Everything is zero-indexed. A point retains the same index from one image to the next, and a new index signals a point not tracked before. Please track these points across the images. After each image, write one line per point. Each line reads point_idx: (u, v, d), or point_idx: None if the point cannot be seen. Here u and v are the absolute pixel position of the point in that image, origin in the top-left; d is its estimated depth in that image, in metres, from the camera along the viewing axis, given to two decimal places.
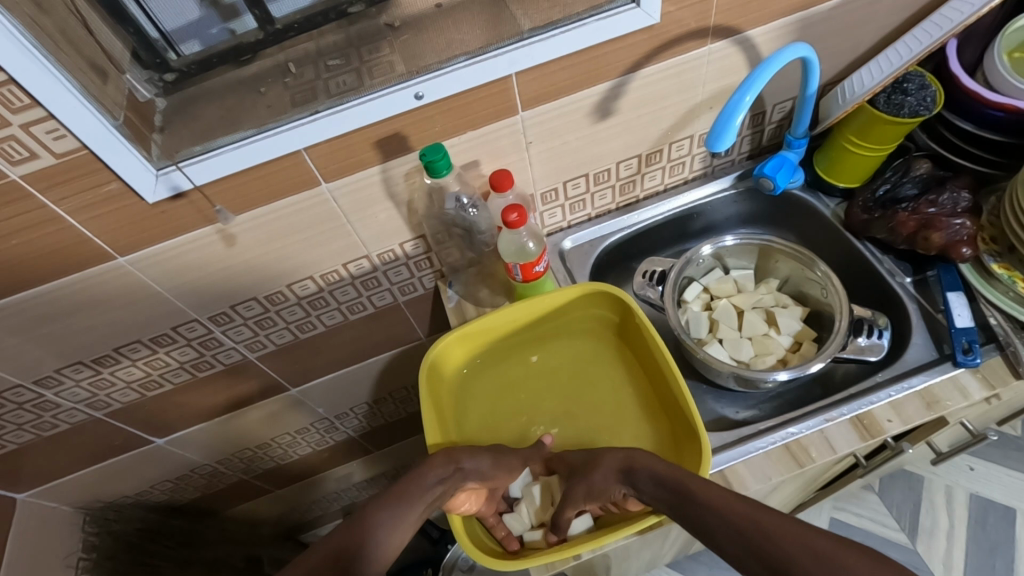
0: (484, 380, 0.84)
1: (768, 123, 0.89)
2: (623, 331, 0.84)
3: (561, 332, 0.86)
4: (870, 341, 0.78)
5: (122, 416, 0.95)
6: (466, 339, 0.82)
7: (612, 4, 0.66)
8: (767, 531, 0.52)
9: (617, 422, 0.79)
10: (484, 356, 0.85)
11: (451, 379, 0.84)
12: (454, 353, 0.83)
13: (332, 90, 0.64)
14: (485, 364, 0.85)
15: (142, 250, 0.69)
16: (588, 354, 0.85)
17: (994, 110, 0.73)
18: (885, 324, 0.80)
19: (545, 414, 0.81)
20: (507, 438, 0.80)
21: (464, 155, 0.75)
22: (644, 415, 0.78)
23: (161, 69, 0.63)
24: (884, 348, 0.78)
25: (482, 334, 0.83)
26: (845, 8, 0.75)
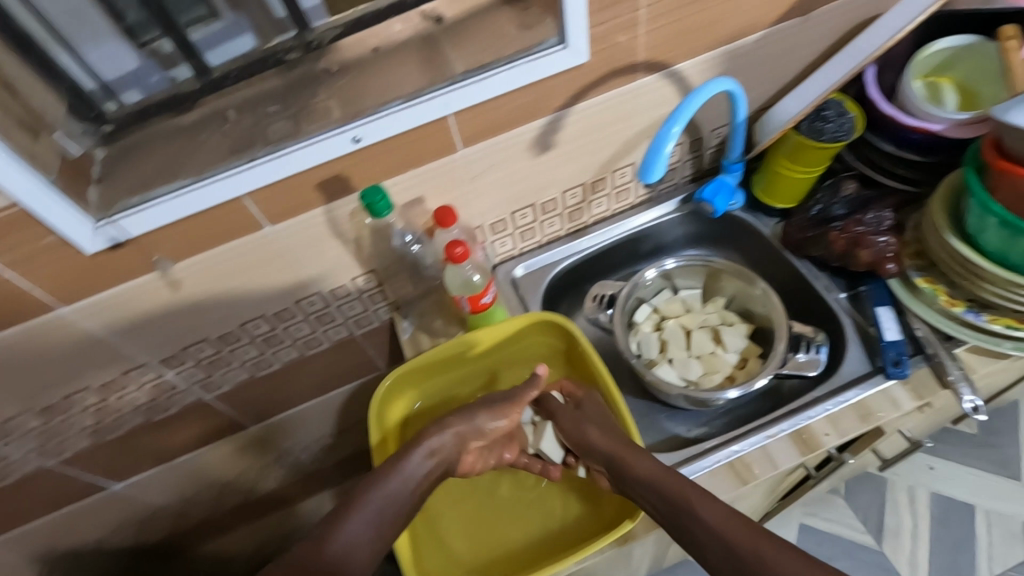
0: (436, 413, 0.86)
1: (706, 148, 0.92)
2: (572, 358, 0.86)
3: (510, 361, 0.88)
4: (808, 356, 0.82)
5: (76, 463, 0.93)
6: (415, 373, 0.83)
7: (542, 45, 0.68)
8: (763, 555, 0.56)
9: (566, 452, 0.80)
10: (434, 390, 0.86)
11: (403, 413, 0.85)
12: (406, 388, 0.84)
13: (270, 137, 0.66)
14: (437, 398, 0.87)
15: (84, 299, 0.69)
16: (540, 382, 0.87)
17: (911, 132, 0.77)
18: (823, 340, 0.83)
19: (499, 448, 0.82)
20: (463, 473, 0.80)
21: (407, 193, 0.76)
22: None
23: (97, 122, 0.65)
24: (822, 363, 0.81)
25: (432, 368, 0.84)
26: (765, 41, 0.79)
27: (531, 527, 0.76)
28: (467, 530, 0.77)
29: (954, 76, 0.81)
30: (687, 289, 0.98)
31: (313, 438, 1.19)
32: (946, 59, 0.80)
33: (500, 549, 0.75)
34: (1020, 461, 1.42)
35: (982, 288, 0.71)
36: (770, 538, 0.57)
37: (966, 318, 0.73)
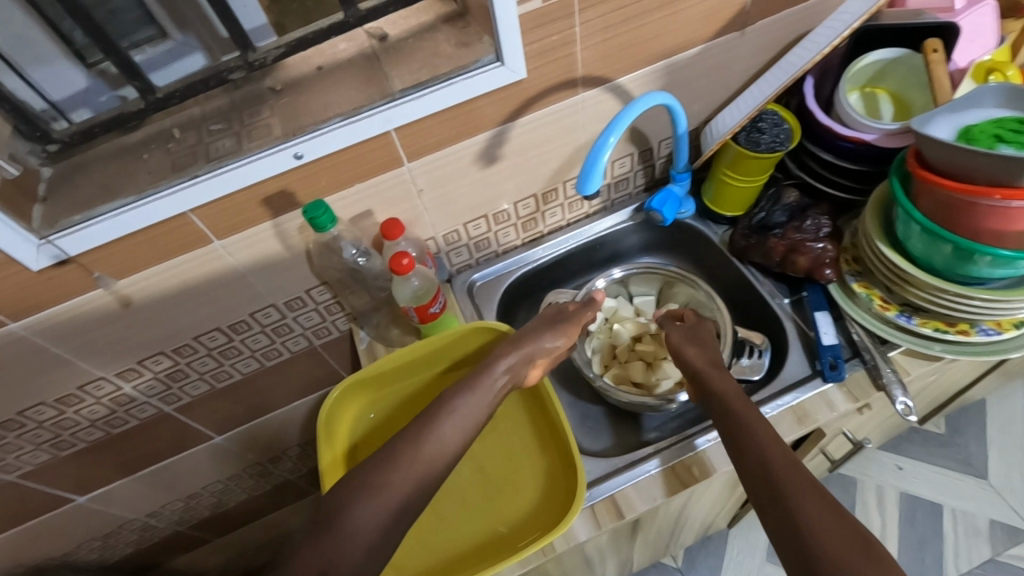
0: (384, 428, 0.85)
1: (657, 158, 0.95)
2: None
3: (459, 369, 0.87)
4: (752, 360, 0.83)
5: (37, 478, 0.94)
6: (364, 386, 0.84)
7: (478, 63, 0.70)
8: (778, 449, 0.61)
9: (518, 461, 0.79)
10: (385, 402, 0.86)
11: (351, 427, 0.85)
12: (353, 400, 0.85)
13: (211, 154, 0.67)
14: (384, 412, 0.86)
15: (32, 315, 0.70)
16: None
17: (845, 142, 0.80)
18: (764, 344, 0.85)
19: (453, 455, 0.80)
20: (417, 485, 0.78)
21: (355, 207, 0.78)
22: (539, 448, 0.80)
23: (42, 141, 0.66)
24: (765, 366, 0.83)
25: (378, 379, 0.85)
26: (704, 55, 0.81)
27: (476, 534, 0.75)
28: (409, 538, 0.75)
29: (888, 86, 0.84)
30: (641, 296, 1.00)
31: (281, 449, 1.20)
32: (879, 70, 0.82)
33: (444, 558, 0.73)
34: (985, 459, 1.45)
35: (912, 293, 0.73)
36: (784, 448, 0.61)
37: (898, 322, 0.75)
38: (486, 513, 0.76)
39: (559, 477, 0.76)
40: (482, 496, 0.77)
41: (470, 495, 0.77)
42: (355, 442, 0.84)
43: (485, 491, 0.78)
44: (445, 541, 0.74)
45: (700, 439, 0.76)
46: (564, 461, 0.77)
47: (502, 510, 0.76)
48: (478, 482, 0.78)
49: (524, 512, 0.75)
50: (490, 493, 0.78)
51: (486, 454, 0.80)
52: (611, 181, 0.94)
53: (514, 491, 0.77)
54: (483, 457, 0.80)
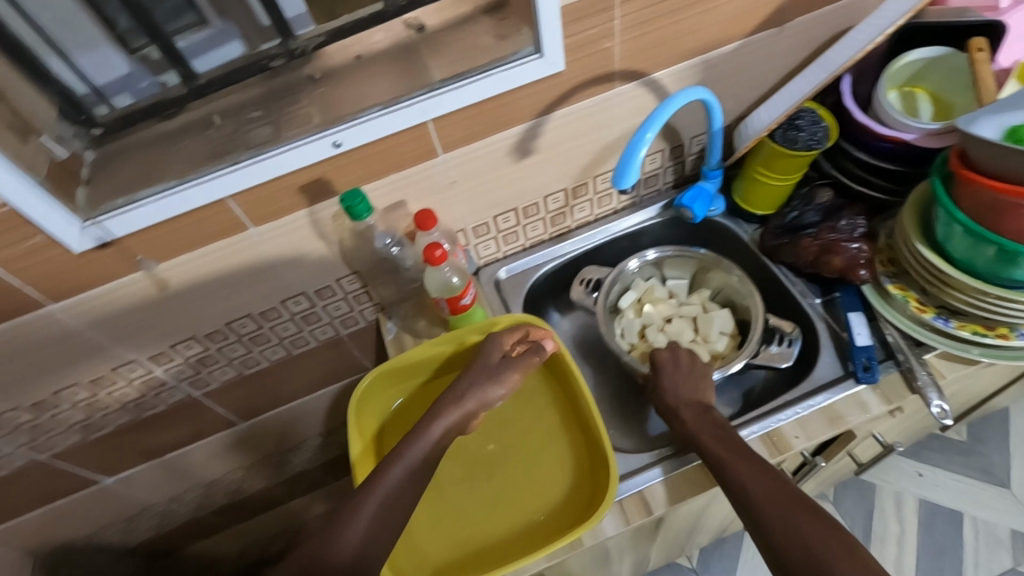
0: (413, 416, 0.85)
1: (687, 155, 0.94)
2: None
3: None
4: (781, 349, 0.83)
5: (66, 459, 0.95)
6: (395, 371, 0.85)
7: (517, 55, 0.70)
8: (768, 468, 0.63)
9: (543, 456, 0.79)
10: (414, 391, 0.86)
11: (381, 414, 0.85)
12: (383, 388, 0.85)
13: (251, 142, 0.67)
14: (414, 399, 0.86)
15: (72, 297, 0.71)
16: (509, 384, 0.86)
17: (883, 142, 0.79)
18: (796, 333, 0.84)
19: (478, 448, 0.81)
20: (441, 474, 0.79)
21: (388, 197, 0.78)
22: (566, 444, 0.79)
23: (87, 125, 0.67)
24: (795, 355, 0.83)
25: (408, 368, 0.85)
26: (742, 51, 0.80)
27: (499, 526, 0.75)
28: (432, 529, 0.75)
29: (928, 86, 0.83)
30: (674, 279, 0.99)
31: (301, 437, 1.21)
32: (918, 69, 0.81)
33: (468, 548, 0.74)
34: (1007, 469, 1.42)
35: (950, 295, 0.72)
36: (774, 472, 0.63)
37: (934, 324, 0.74)
38: (508, 506, 0.76)
39: (586, 472, 0.76)
40: (505, 490, 0.77)
41: (493, 488, 0.78)
42: (383, 429, 0.84)
43: (509, 485, 0.78)
44: (468, 532, 0.75)
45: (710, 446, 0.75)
46: (591, 459, 0.77)
47: (526, 504, 0.76)
48: (500, 476, 0.79)
49: (547, 507, 0.76)
50: (512, 487, 0.78)
51: (510, 447, 0.81)
52: (641, 177, 0.94)
53: (537, 487, 0.77)
54: (509, 450, 0.80)
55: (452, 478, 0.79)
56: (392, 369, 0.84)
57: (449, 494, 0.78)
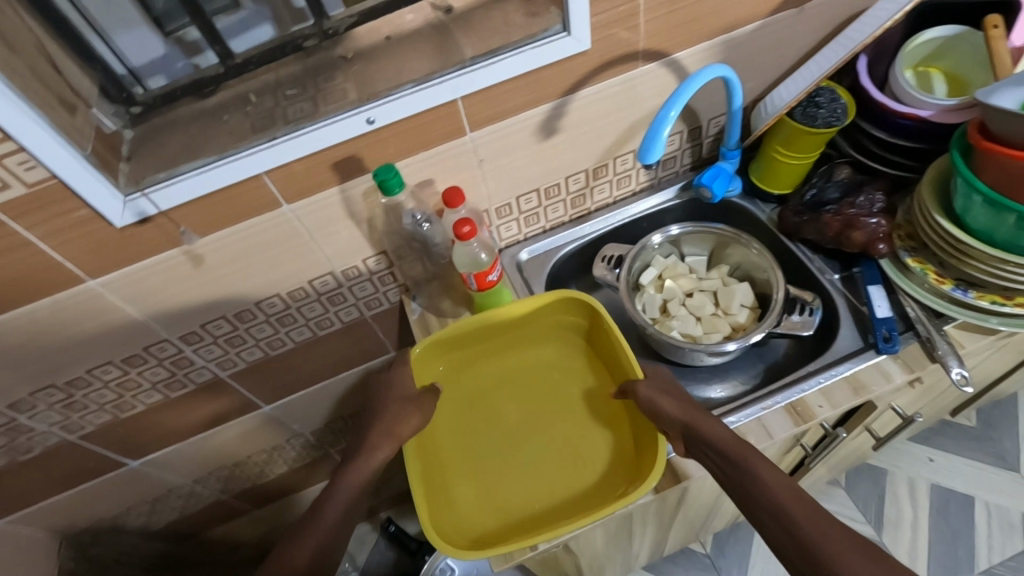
0: (458, 388, 0.87)
1: (705, 137, 0.96)
2: (583, 330, 0.88)
3: (533, 339, 0.89)
4: (803, 317, 0.84)
5: (95, 440, 0.96)
6: (445, 342, 0.85)
7: (546, 32, 0.71)
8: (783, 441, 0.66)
9: (584, 434, 0.82)
10: (460, 363, 0.88)
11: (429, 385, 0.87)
12: (433, 358, 0.86)
13: (289, 117, 0.69)
14: (461, 371, 0.88)
15: (111, 272, 0.73)
16: (556, 362, 0.88)
17: (902, 119, 0.80)
18: (817, 303, 0.85)
19: (519, 425, 0.83)
20: (485, 448, 0.82)
21: (417, 175, 0.80)
22: (607, 425, 0.82)
23: (127, 103, 0.69)
24: (816, 324, 0.84)
25: (459, 340, 0.86)
26: (762, 32, 0.82)
27: (540, 499, 0.77)
28: (476, 499, 0.78)
29: (944, 65, 0.85)
30: (693, 255, 1.00)
31: (322, 422, 1.22)
32: (935, 49, 0.83)
33: (509, 519, 0.76)
34: (1019, 453, 1.43)
35: (970, 266, 0.74)
36: None
37: (954, 295, 0.75)
38: (550, 479, 0.78)
39: (627, 454, 0.79)
40: (547, 464, 0.80)
41: (537, 462, 0.80)
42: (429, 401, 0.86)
43: (551, 460, 0.80)
44: (511, 506, 0.77)
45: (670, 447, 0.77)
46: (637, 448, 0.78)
47: (566, 480, 0.78)
48: (543, 451, 0.81)
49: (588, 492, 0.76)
50: (553, 464, 0.80)
51: (554, 429, 0.83)
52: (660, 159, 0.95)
53: (578, 463, 0.79)
54: (552, 426, 0.83)
55: (496, 453, 0.81)
56: (444, 340, 0.85)
57: (492, 466, 0.80)
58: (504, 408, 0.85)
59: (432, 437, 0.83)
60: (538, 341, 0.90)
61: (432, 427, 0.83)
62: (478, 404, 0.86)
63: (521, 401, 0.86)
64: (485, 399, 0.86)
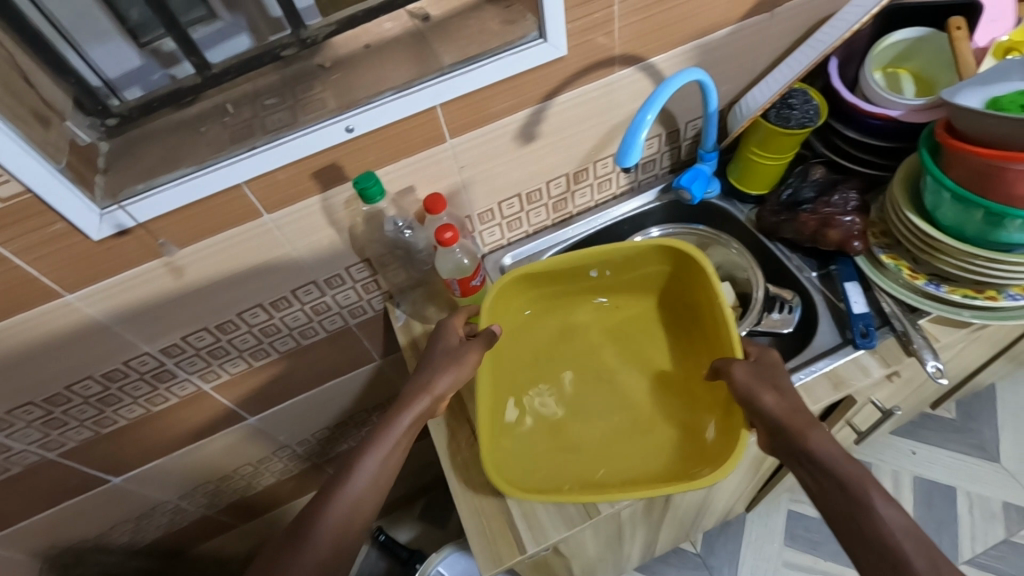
0: (544, 327, 0.95)
1: (683, 139, 0.97)
2: (684, 300, 0.92)
3: (626, 290, 0.95)
4: (782, 315, 0.88)
5: (75, 457, 0.95)
6: (545, 280, 0.91)
7: (523, 39, 0.72)
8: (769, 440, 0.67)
9: (660, 399, 0.86)
10: (550, 304, 0.95)
11: (520, 317, 0.94)
12: (530, 294, 0.93)
13: (268, 127, 0.69)
14: (550, 311, 0.96)
15: (88, 286, 0.72)
16: (644, 323, 0.94)
17: (872, 119, 0.82)
18: (796, 300, 0.89)
19: (593, 372, 0.90)
20: (558, 399, 0.88)
21: (399, 182, 0.80)
22: (683, 397, 0.86)
23: (102, 115, 0.68)
24: (796, 321, 0.87)
25: (562, 279, 0.92)
26: (735, 36, 0.84)
27: (602, 448, 0.82)
28: (538, 444, 0.83)
29: (912, 66, 0.87)
30: None
31: (308, 432, 1.22)
32: (902, 51, 0.85)
33: (568, 463, 0.81)
34: (998, 444, 1.46)
35: (941, 261, 0.75)
36: (778, 436, 0.67)
37: (927, 290, 0.77)
38: (619, 435, 0.83)
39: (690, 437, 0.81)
40: (620, 421, 0.85)
41: (612, 415, 0.85)
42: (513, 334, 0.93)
43: (625, 418, 0.85)
44: (570, 464, 0.81)
45: None
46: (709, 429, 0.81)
47: (630, 440, 0.83)
48: (617, 406, 0.86)
49: (648, 457, 0.80)
50: (627, 420, 0.85)
51: (636, 387, 0.88)
52: (640, 162, 0.97)
53: (648, 427, 0.84)
54: (626, 381, 0.89)
55: (570, 407, 0.87)
56: (547, 276, 0.90)
57: (564, 416, 0.86)
58: (585, 356, 0.92)
59: (509, 371, 0.89)
60: (643, 297, 0.96)
61: (509, 362, 0.90)
62: (559, 350, 0.93)
63: (604, 359, 0.91)
64: (568, 345, 0.93)
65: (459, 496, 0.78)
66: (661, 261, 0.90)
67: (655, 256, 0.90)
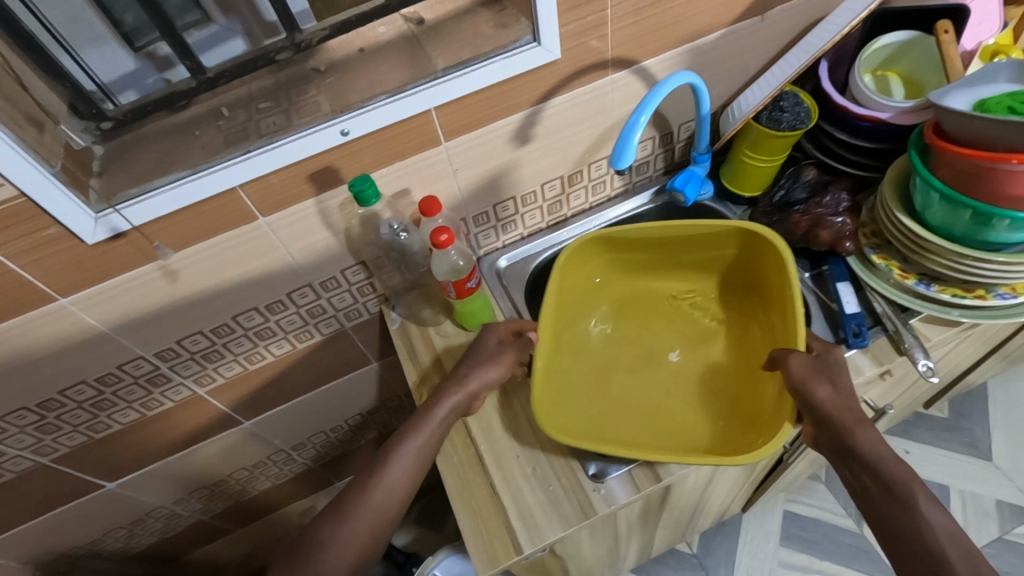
0: (610, 294, 0.99)
1: (677, 141, 0.98)
2: (753, 289, 0.93)
3: (693, 270, 0.98)
4: None
5: (68, 463, 0.94)
6: (620, 249, 0.94)
7: (517, 43, 0.73)
8: None
9: (708, 379, 0.89)
10: (620, 272, 0.99)
11: (591, 281, 0.98)
12: (605, 259, 0.96)
13: (263, 130, 0.69)
14: (619, 279, 0.99)
15: (83, 290, 0.72)
16: (700, 305, 0.97)
17: (861, 121, 0.83)
18: None
19: (646, 344, 0.94)
20: (611, 367, 0.91)
21: (394, 185, 0.81)
22: (731, 382, 0.88)
23: (97, 119, 0.68)
24: None
25: (637, 249, 0.94)
26: (727, 39, 0.85)
27: (647, 415, 0.86)
28: (585, 403, 0.87)
29: (901, 69, 0.88)
30: None
31: (304, 436, 1.21)
32: (892, 52, 0.86)
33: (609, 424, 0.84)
34: (990, 442, 1.48)
35: (931, 260, 0.76)
36: None
37: (918, 289, 0.78)
38: (664, 408, 0.86)
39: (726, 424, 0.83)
40: (668, 395, 0.88)
41: (662, 387, 0.89)
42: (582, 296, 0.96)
43: (672, 395, 0.88)
44: (614, 428, 0.84)
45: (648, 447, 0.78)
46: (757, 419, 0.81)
47: (672, 414, 0.86)
48: (669, 379, 0.89)
49: (685, 435, 0.83)
50: (679, 400, 0.87)
51: (687, 366, 0.91)
52: (634, 164, 0.97)
53: (689, 405, 0.86)
54: (675, 357, 0.92)
55: (623, 376, 0.90)
56: (624, 244, 0.93)
57: (617, 383, 0.89)
58: (640, 328, 0.95)
59: (570, 331, 0.93)
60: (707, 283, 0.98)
61: (572, 323, 0.94)
62: (618, 319, 0.96)
63: (657, 337, 0.94)
64: (624, 316, 0.97)
65: (456, 499, 0.78)
66: (733, 245, 0.91)
67: (728, 239, 0.90)
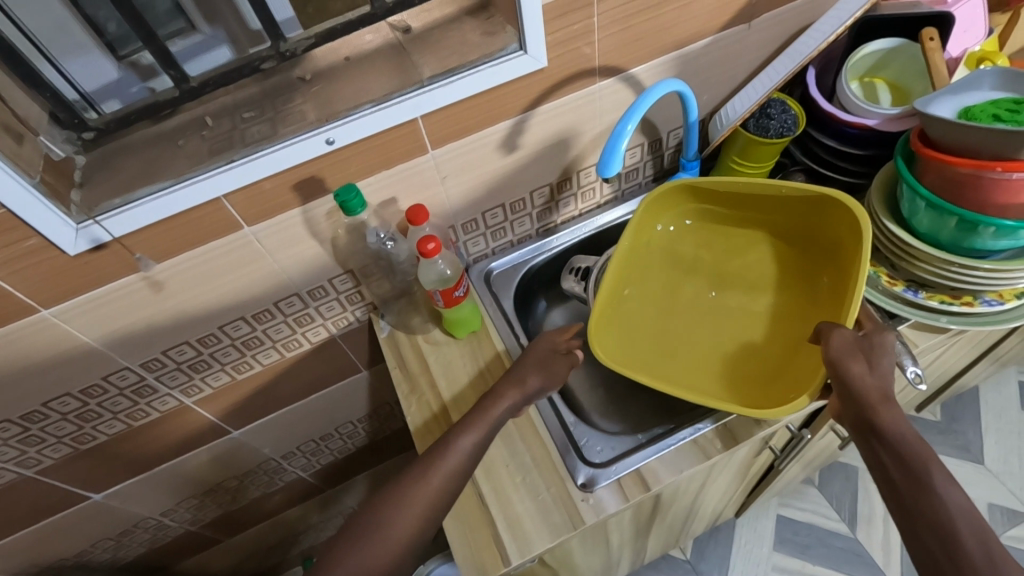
0: (683, 240, 0.96)
1: (666, 148, 0.98)
2: (826, 264, 0.88)
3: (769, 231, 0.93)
4: None
5: (53, 474, 0.93)
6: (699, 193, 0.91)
7: (503, 51, 0.72)
8: None
9: (755, 342, 0.86)
10: (694, 219, 0.95)
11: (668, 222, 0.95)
12: (683, 202, 0.94)
13: (247, 139, 0.69)
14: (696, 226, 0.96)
15: (64, 302, 0.71)
16: (765, 270, 0.92)
17: (849, 127, 0.83)
18: None
19: (700, 291, 0.92)
20: (675, 306, 0.91)
21: (380, 193, 0.80)
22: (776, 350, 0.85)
23: (79, 129, 0.67)
24: None
25: (715, 196, 0.91)
26: (714, 47, 0.85)
27: (698, 355, 0.86)
28: (647, 334, 0.88)
29: (887, 75, 0.88)
30: None
31: (293, 445, 1.20)
32: (879, 59, 0.87)
33: (665, 359, 0.86)
34: (982, 446, 1.48)
35: (918, 267, 0.76)
36: None
37: (905, 296, 0.78)
38: (708, 360, 0.86)
39: (757, 391, 0.82)
40: (713, 349, 0.87)
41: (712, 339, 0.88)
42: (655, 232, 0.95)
43: (716, 352, 0.86)
44: (674, 364, 0.86)
45: (637, 456, 0.78)
46: (789, 381, 0.80)
47: (709, 368, 0.85)
48: (721, 333, 0.88)
49: (711, 390, 0.83)
50: (725, 349, 0.86)
51: (739, 325, 0.88)
52: (623, 171, 0.97)
53: (730, 364, 0.85)
54: (726, 312, 0.90)
55: (685, 317, 0.90)
56: (704, 189, 0.90)
57: (677, 322, 0.90)
58: (698, 279, 0.93)
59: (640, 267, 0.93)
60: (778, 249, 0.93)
61: (643, 259, 0.94)
62: (682, 265, 0.94)
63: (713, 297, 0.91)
64: (687, 264, 0.94)
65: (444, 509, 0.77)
66: (811, 210, 0.86)
67: (809, 204, 0.86)
